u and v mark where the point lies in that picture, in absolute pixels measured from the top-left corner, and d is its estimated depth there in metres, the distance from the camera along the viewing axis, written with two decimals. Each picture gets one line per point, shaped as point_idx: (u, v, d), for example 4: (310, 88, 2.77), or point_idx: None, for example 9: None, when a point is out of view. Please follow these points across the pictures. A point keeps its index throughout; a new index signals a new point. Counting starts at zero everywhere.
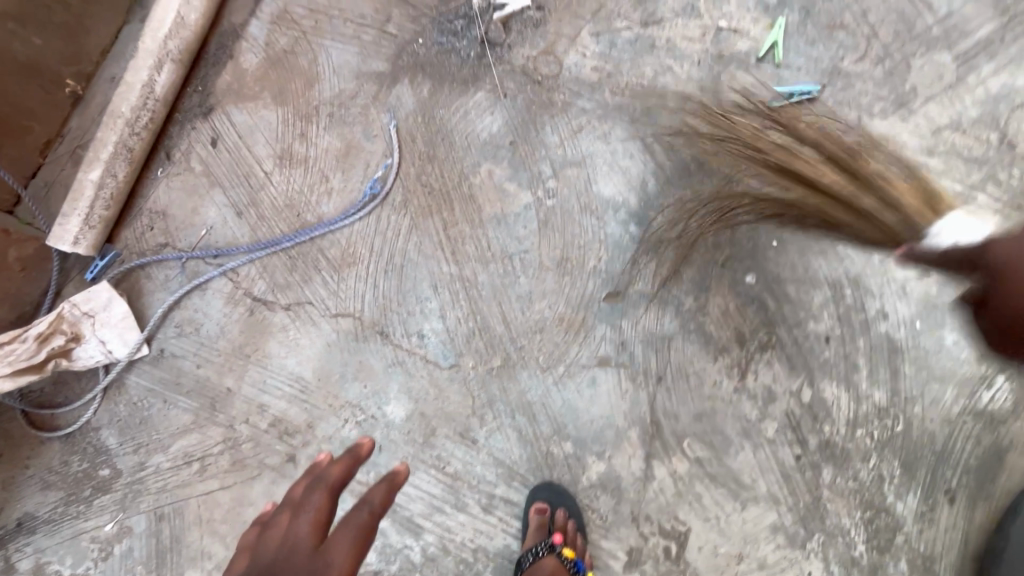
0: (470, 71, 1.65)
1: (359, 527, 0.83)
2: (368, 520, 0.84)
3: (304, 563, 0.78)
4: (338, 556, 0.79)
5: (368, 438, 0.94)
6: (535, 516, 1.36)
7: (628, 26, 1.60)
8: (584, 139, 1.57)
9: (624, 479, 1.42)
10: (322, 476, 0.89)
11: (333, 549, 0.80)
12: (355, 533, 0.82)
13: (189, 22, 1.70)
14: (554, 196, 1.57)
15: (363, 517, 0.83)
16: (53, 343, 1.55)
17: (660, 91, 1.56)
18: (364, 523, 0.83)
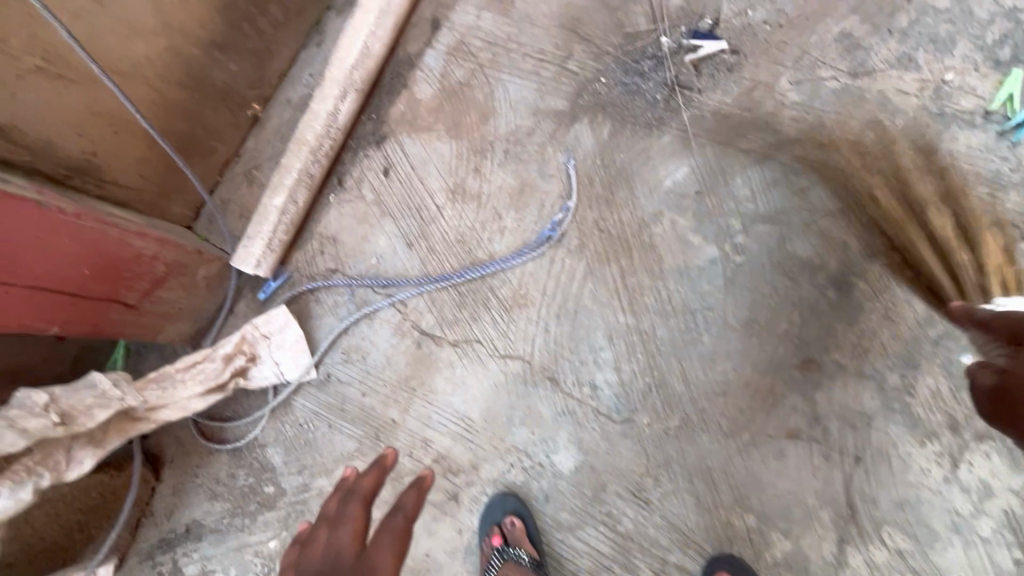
0: (655, 115, 1.60)
1: (398, 534, 0.92)
2: (404, 526, 0.93)
3: (349, 569, 0.88)
4: (380, 562, 0.88)
5: (391, 449, 1.01)
6: None
7: (834, 75, 1.51)
8: (779, 195, 1.49)
9: (813, 560, 1.37)
10: (356, 489, 0.97)
11: (379, 560, 0.88)
12: (394, 543, 0.91)
13: (373, 53, 1.73)
14: (743, 252, 1.49)
15: (399, 522, 0.93)
16: (236, 364, 1.59)
17: (868, 147, 1.46)
18: (400, 530, 0.92)
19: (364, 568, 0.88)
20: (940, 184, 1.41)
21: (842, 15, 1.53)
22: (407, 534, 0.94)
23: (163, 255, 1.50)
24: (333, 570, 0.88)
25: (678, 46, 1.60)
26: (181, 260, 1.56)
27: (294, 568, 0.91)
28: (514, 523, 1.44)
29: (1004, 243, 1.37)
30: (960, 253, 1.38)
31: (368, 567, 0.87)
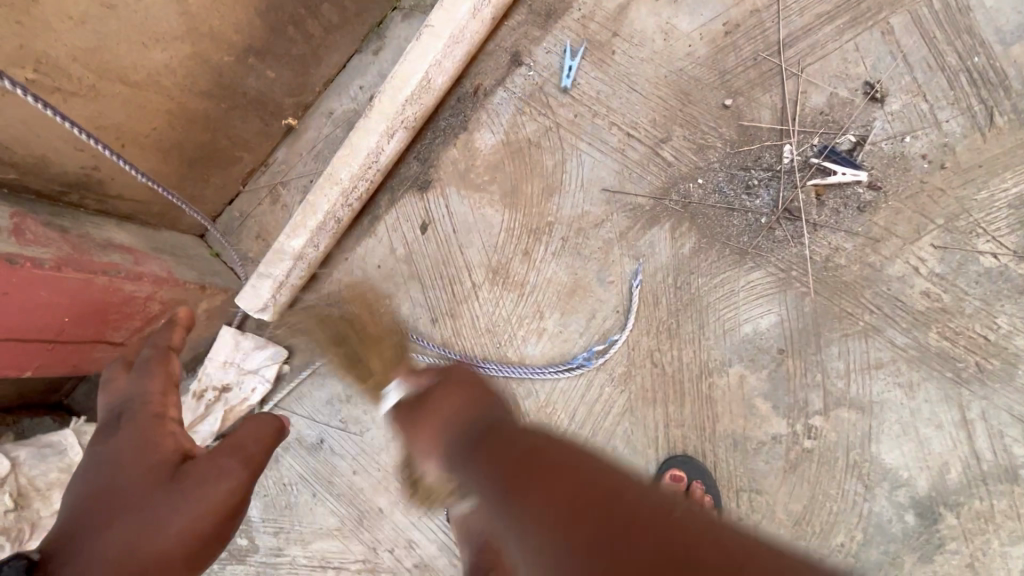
0: (751, 241, 1.31)
1: (160, 362, 0.84)
2: (165, 355, 0.85)
3: (136, 402, 0.81)
4: (142, 391, 0.82)
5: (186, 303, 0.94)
6: (668, 482, 1.26)
7: (994, 250, 1.19)
8: (879, 383, 1.23)
9: None
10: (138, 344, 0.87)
11: (139, 386, 0.82)
12: (159, 365, 0.84)
13: (434, 87, 1.45)
14: (816, 438, 1.25)
15: (150, 352, 0.85)
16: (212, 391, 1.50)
17: (1007, 355, 1.18)
18: (158, 355, 0.85)
19: (126, 400, 0.81)
20: None
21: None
22: (168, 358, 0.85)
23: (160, 294, 1.32)
24: (104, 416, 0.82)
25: (805, 163, 1.29)
26: (181, 297, 1.39)
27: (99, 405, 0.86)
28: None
29: None
30: None
31: (129, 402, 0.81)
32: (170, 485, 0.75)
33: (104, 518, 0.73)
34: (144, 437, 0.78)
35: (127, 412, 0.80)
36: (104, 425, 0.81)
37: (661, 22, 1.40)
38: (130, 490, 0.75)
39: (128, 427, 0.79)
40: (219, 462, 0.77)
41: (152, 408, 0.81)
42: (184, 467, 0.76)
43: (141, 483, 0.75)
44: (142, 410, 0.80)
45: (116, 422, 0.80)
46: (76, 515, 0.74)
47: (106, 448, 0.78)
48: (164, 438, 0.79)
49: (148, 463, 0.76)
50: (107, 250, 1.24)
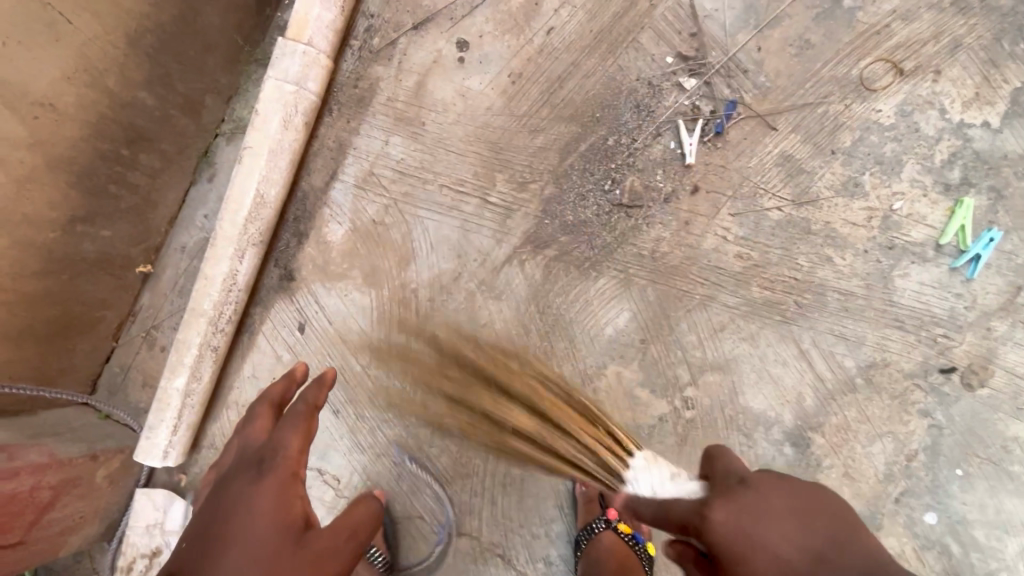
0: (590, 254, 1.46)
1: (303, 417, 0.93)
2: (309, 415, 0.95)
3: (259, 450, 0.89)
4: (288, 443, 0.89)
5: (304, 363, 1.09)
6: (580, 491, 1.37)
7: (778, 204, 1.38)
8: (728, 342, 1.38)
9: None
10: (264, 393, 1.05)
11: (284, 438, 0.89)
12: (303, 423, 0.92)
13: (269, 199, 1.52)
14: (694, 407, 1.38)
15: (300, 409, 0.94)
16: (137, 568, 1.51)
17: (817, 287, 1.35)
18: (306, 414, 0.94)
19: (271, 449, 0.89)
20: (894, 326, 1.32)
21: (781, 132, 1.40)
22: (311, 419, 0.94)
23: (46, 479, 1.32)
24: (248, 458, 0.88)
25: (610, 176, 1.46)
26: (72, 473, 1.37)
27: (235, 444, 0.96)
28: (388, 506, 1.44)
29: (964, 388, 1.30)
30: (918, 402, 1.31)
31: (278, 449, 0.88)
32: (294, 547, 0.76)
33: (229, 547, 0.74)
34: (284, 490, 0.81)
35: (269, 462, 0.86)
36: (246, 464, 0.87)
37: (457, 87, 1.56)
38: (259, 535, 0.75)
39: (268, 476, 0.83)
40: (334, 543, 0.81)
41: (289, 466, 0.86)
42: (309, 535, 0.78)
43: (266, 536, 0.75)
44: (285, 462, 0.86)
45: (257, 464, 0.86)
46: (201, 547, 0.75)
47: (246, 486, 0.82)
48: (296, 495, 0.82)
49: (278, 510, 0.78)
50: None
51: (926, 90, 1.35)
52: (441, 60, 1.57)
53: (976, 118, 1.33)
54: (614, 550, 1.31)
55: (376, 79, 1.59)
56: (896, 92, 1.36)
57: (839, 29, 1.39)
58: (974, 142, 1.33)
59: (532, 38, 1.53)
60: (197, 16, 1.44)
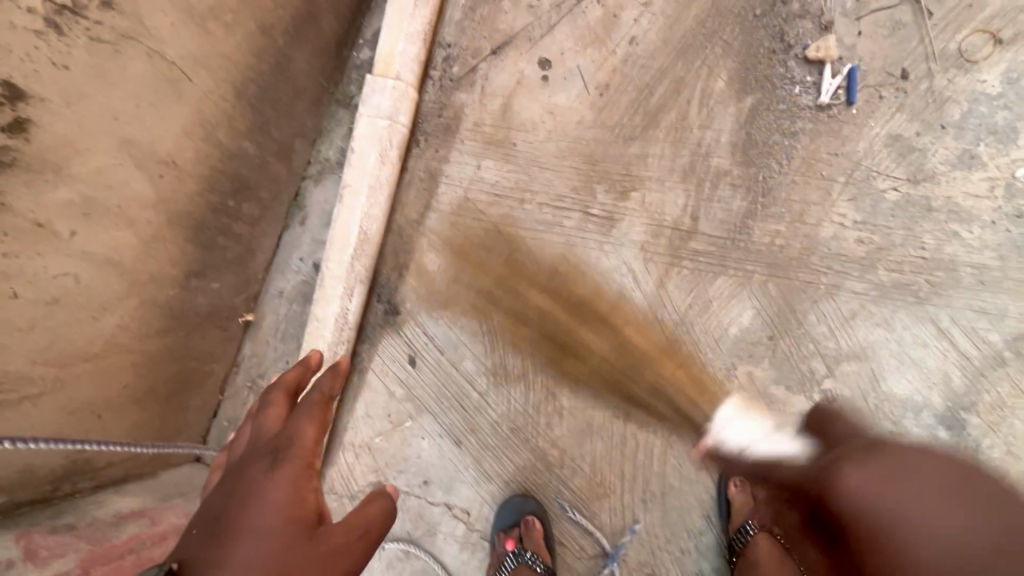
0: (705, 256, 1.44)
1: (320, 408, 0.80)
2: (324, 405, 0.81)
3: (270, 440, 0.77)
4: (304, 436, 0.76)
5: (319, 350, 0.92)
6: (735, 491, 1.36)
7: (893, 185, 1.37)
8: (861, 329, 1.35)
9: None
10: (277, 379, 0.87)
11: (297, 428, 0.77)
12: (319, 412, 0.80)
13: (372, 235, 1.51)
14: (834, 399, 1.35)
15: (315, 400, 0.81)
16: None
17: (948, 264, 1.33)
18: (320, 404, 0.81)
19: (283, 439, 0.76)
20: None
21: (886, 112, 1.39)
22: (327, 407, 0.81)
23: None
24: (258, 447, 0.77)
25: (714, 176, 1.45)
26: None
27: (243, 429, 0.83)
28: (531, 535, 1.40)
29: None
30: None
31: (292, 441, 0.76)
32: (304, 547, 0.68)
33: (240, 536, 0.67)
34: (297, 483, 0.72)
35: (282, 451, 0.75)
36: (259, 452, 0.76)
37: (543, 105, 1.56)
38: (266, 529, 0.67)
39: (281, 469, 0.73)
40: (347, 541, 0.71)
41: (305, 458, 0.75)
42: (322, 529, 0.70)
43: (276, 529, 0.67)
44: (298, 453, 0.75)
45: (268, 455, 0.75)
46: (211, 534, 0.68)
47: (258, 476, 0.72)
48: (310, 490, 0.73)
49: (290, 506, 0.70)
50: (122, 524, 1.21)
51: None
52: (524, 81, 1.58)
53: None
54: (773, 551, 1.29)
55: (461, 106, 1.60)
56: (999, 61, 1.36)
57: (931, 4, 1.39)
58: None
59: (615, 49, 1.54)
60: (288, 63, 1.46)
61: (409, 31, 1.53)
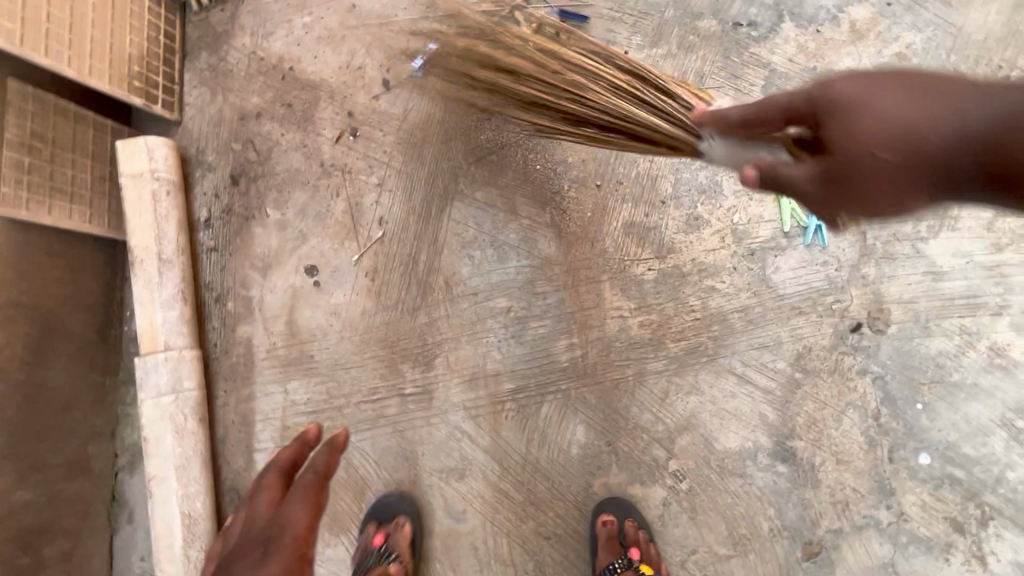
0: (523, 390, 1.48)
1: (312, 487, 0.94)
2: (319, 482, 0.95)
3: (262, 528, 0.90)
4: (293, 519, 0.89)
5: (315, 424, 1.05)
6: (601, 528, 1.35)
7: (647, 265, 1.49)
8: (678, 403, 1.43)
9: None
10: (275, 459, 1.01)
11: (289, 515, 0.90)
12: (310, 493, 0.93)
13: (198, 512, 1.44)
14: (684, 476, 1.41)
15: (310, 479, 0.95)
16: None
17: (718, 316, 1.45)
18: (313, 482, 0.94)
19: (275, 528, 0.89)
20: (795, 314, 1.42)
21: (615, 206, 1.53)
22: (320, 488, 0.94)
23: None
24: (254, 535, 0.89)
25: (499, 315, 1.52)
26: None
27: (238, 520, 0.98)
28: None
29: (878, 335, 1.39)
30: (852, 365, 1.39)
31: (283, 526, 0.89)
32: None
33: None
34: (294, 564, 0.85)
35: (273, 540, 0.87)
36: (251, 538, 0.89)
37: (324, 307, 1.58)
38: None
39: (273, 558, 0.85)
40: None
41: (295, 547, 0.87)
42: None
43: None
44: (289, 540, 0.88)
45: (266, 542, 0.87)
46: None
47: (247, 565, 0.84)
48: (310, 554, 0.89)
49: (300, 548, 0.87)
50: None
51: None
52: (297, 292, 1.60)
53: None
54: None
55: (248, 339, 1.58)
56: None
57: None
58: None
59: (368, 232, 1.60)
60: (44, 386, 1.39)
61: (163, 299, 1.51)
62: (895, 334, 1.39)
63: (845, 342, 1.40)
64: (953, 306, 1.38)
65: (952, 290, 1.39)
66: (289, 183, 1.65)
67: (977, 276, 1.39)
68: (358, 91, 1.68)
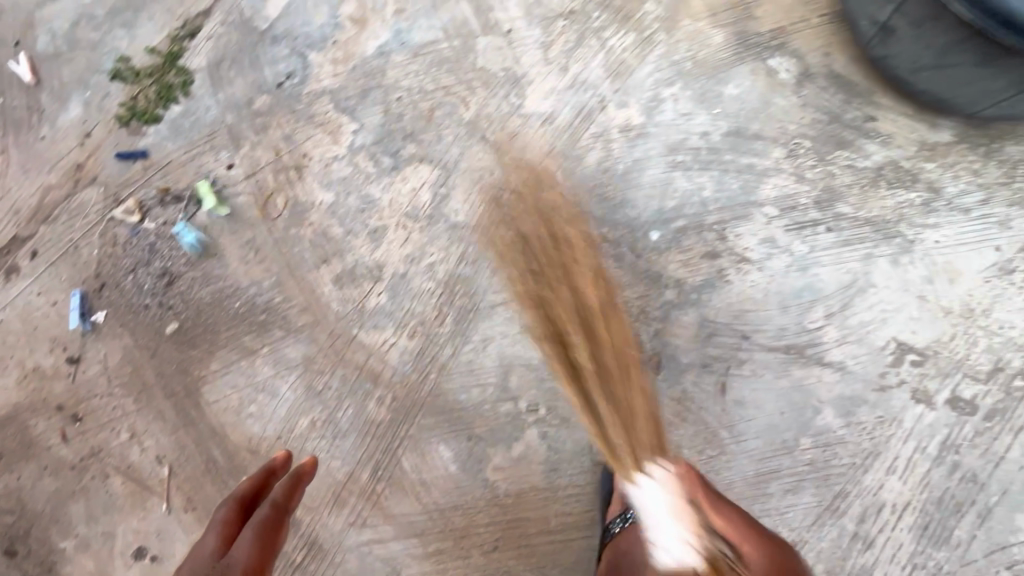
0: (378, 466, 1.50)
1: (266, 526, 0.94)
2: (275, 518, 0.97)
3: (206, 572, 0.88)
4: (242, 554, 0.89)
5: (280, 452, 1.13)
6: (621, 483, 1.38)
7: (375, 293, 1.58)
8: (485, 360, 1.52)
9: (857, 385, 1.40)
10: (237, 488, 1.04)
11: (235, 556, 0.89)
12: (264, 527, 0.94)
13: None
14: (537, 404, 1.49)
15: (268, 511, 0.97)
16: None
17: (452, 278, 1.56)
18: (274, 511, 0.97)
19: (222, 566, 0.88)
20: (495, 227, 1.57)
21: (316, 275, 1.60)
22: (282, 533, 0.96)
23: None
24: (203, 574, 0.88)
25: (310, 433, 1.53)
26: None
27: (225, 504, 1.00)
28: None
29: (553, 189, 1.58)
30: (559, 223, 1.56)
31: (230, 564, 0.88)
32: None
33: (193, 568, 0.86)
34: None
35: None
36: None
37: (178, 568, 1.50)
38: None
39: None
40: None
41: None
42: None
43: None
44: None
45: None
46: None
47: None
48: None
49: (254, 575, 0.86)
50: None
51: (316, 165, 1.67)
52: None
53: (349, 136, 1.67)
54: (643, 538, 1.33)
55: None
56: (312, 186, 1.66)
57: (245, 214, 1.66)
58: (366, 140, 1.66)
59: (157, 477, 1.55)
60: None
61: None
62: (562, 178, 1.58)
63: (541, 213, 1.57)
64: (576, 128, 1.60)
65: (566, 119, 1.61)
66: (60, 506, 1.56)
67: (571, 97, 1.62)
68: (51, 384, 1.63)
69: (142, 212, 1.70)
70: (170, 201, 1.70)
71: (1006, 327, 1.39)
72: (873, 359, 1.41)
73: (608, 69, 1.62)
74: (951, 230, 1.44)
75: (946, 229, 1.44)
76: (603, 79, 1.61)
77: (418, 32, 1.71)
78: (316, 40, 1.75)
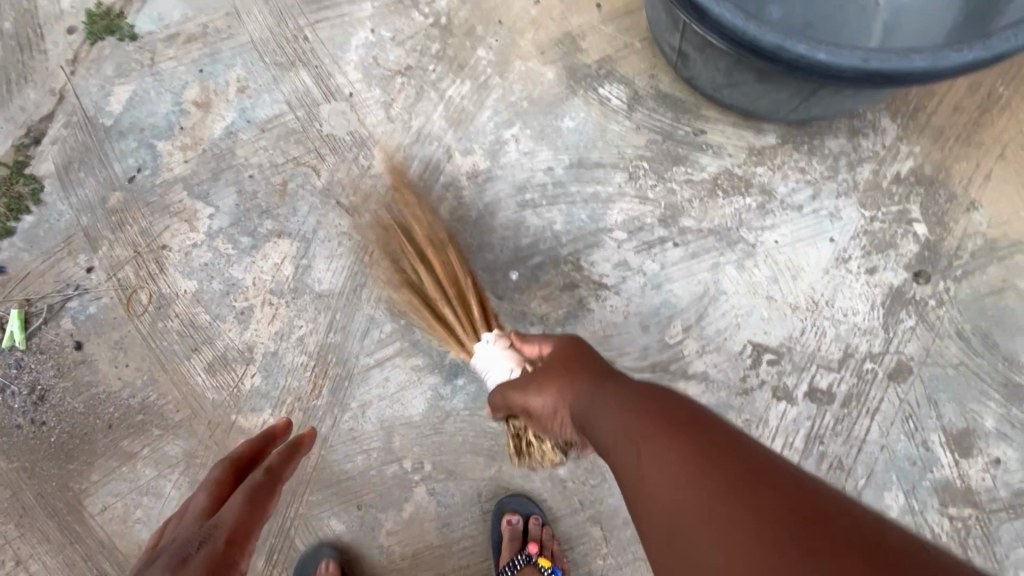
0: (272, 551, 1.48)
1: (263, 485, 1.01)
2: (271, 478, 1.05)
3: (198, 524, 0.93)
4: (231, 511, 0.92)
5: (280, 420, 1.29)
6: (506, 526, 1.40)
7: (249, 376, 1.56)
8: (366, 425, 1.52)
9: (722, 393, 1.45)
10: (224, 458, 1.14)
11: (228, 514, 0.92)
12: (258, 489, 0.99)
13: None
14: (422, 461, 1.49)
15: (261, 475, 1.04)
16: None
17: (324, 348, 1.56)
18: (266, 480, 1.02)
19: (209, 527, 0.89)
20: (361, 290, 1.58)
21: (188, 366, 1.58)
22: (256, 501, 0.97)
23: None
24: (195, 530, 0.90)
25: None
26: None
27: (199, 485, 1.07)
28: None
29: (412, 244, 1.59)
30: (422, 276, 1.57)
31: (223, 520, 0.90)
32: (218, 527, 0.89)
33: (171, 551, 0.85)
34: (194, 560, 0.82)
35: (209, 536, 0.88)
36: (185, 536, 0.90)
37: None
38: (173, 550, 0.86)
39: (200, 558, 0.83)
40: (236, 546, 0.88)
41: (221, 537, 0.88)
42: (211, 532, 0.89)
43: (214, 535, 0.88)
44: (223, 534, 0.88)
45: (207, 537, 0.88)
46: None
47: (183, 544, 0.87)
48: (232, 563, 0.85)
49: (223, 533, 0.88)
50: None
51: (176, 254, 1.65)
52: None
53: (205, 221, 1.66)
54: None
55: None
56: (174, 278, 1.64)
57: (110, 315, 1.64)
58: (223, 223, 1.66)
59: None
60: None
61: None
62: (419, 231, 1.60)
63: (403, 270, 1.58)
64: (426, 180, 1.62)
65: (416, 173, 1.63)
66: None
67: (417, 151, 1.64)
68: None
69: (2, 330, 1.64)
70: (33, 313, 1.66)
71: (850, 313, 1.45)
72: (732, 365, 1.46)
73: (450, 118, 1.64)
74: (788, 227, 1.50)
75: (784, 228, 1.50)
76: (446, 129, 1.64)
77: (262, 107, 1.71)
78: (163, 129, 1.74)
